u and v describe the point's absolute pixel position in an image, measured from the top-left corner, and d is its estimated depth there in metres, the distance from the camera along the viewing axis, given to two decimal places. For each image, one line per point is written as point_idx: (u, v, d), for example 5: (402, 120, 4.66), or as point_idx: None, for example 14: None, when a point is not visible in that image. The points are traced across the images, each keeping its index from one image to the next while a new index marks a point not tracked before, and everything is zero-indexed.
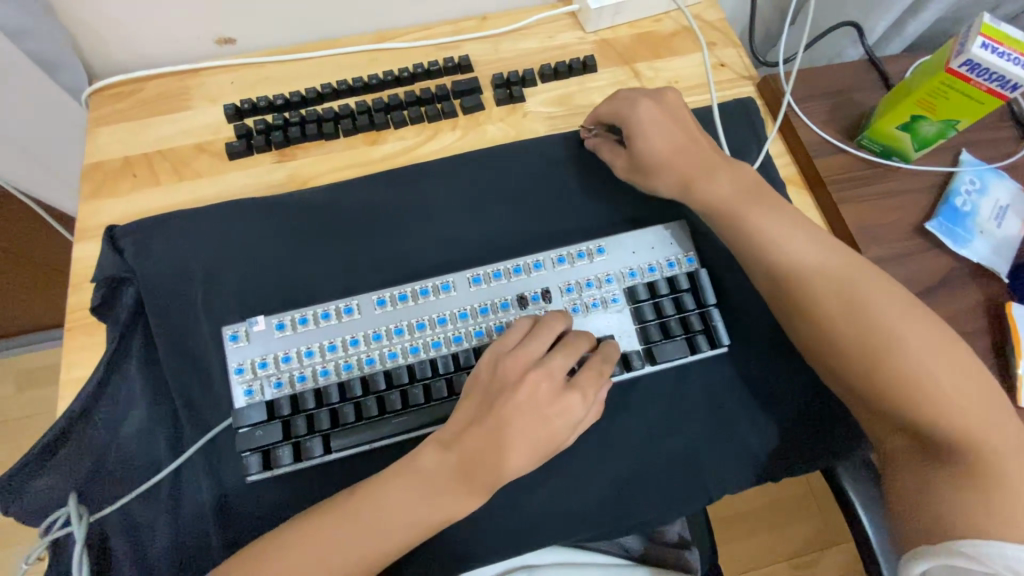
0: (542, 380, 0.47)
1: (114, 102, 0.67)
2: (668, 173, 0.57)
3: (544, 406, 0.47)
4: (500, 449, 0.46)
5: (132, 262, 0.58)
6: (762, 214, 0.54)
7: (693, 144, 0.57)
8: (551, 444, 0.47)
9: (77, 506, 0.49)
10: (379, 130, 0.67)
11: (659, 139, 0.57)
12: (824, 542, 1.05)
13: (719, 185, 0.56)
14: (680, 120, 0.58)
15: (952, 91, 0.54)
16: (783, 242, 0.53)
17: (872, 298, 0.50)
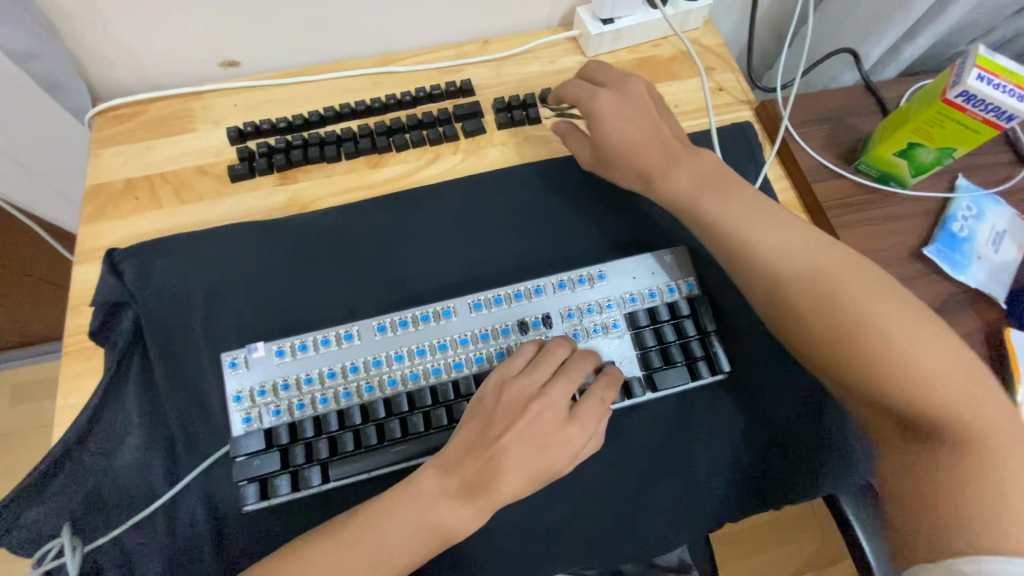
0: (544, 407, 0.47)
1: (117, 124, 0.68)
2: (630, 165, 0.55)
3: (546, 433, 0.46)
4: (502, 477, 0.45)
5: (132, 286, 0.58)
6: (768, 223, 0.50)
7: (653, 127, 0.55)
8: (550, 475, 0.46)
9: (71, 537, 0.48)
10: (381, 153, 0.67)
11: (618, 129, 0.54)
12: (828, 560, 1.03)
13: (681, 174, 0.53)
14: (645, 111, 0.56)
15: (947, 119, 0.55)
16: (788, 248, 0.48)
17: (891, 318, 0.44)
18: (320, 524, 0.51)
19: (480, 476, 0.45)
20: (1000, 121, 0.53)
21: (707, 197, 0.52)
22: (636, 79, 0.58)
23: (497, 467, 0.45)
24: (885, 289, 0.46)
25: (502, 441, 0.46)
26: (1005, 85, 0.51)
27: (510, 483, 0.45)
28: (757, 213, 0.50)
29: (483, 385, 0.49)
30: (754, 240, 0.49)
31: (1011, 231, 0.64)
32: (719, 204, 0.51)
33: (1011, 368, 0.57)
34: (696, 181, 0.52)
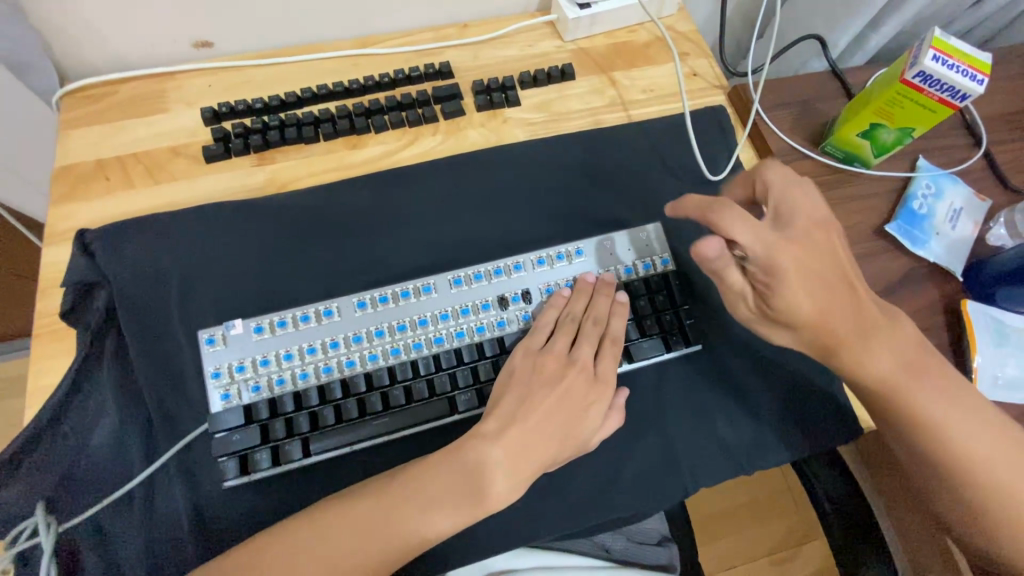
0: (577, 374, 0.52)
1: (86, 104, 0.66)
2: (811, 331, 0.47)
3: (580, 398, 0.51)
4: (552, 447, 0.49)
5: (104, 267, 0.57)
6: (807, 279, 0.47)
7: (834, 274, 0.48)
8: (581, 435, 0.50)
9: (45, 515, 0.48)
10: (359, 134, 0.67)
11: (792, 295, 0.46)
12: (805, 535, 1.07)
13: (808, 292, 0.46)
14: (828, 263, 0.48)
15: (907, 100, 0.58)
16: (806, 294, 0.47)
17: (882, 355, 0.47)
18: (301, 498, 0.51)
19: (522, 449, 0.48)
20: (954, 101, 0.56)
21: (829, 314, 0.47)
22: (788, 210, 0.49)
23: (541, 439, 0.48)
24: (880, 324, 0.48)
25: (545, 414, 0.50)
26: (959, 65, 0.54)
27: (557, 453, 0.49)
28: (862, 338, 0.47)
29: (511, 360, 0.53)
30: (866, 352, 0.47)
31: (968, 209, 0.67)
32: (836, 316, 0.47)
33: (966, 336, 0.60)
34: (820, 298, 0.47)
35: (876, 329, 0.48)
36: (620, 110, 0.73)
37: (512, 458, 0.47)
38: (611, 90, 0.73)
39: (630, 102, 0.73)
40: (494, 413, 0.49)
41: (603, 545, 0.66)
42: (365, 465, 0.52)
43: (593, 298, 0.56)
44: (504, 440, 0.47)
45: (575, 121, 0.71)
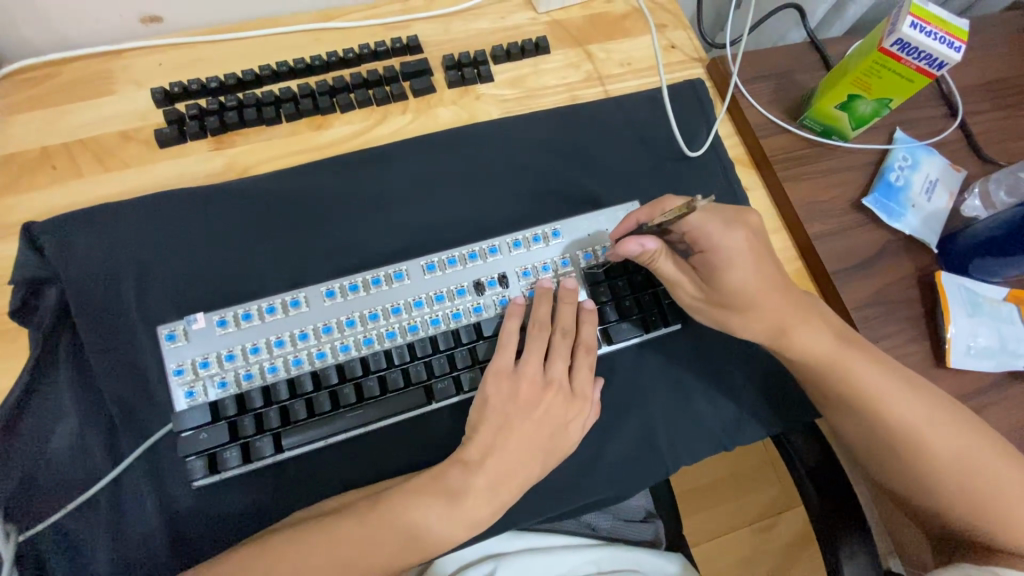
0: (554, 396, 0.51)
1: (24, 87, 0.61)
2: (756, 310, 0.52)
3: (559, 416, 0.51)
4: (538, 467, 0.49)
5: (54, 262, 0.54)
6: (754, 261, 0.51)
7: (772, 259, 0.52)
8: (561, 451, 0.50)
9: (4, 523, 0.45)
10: (324, 114, 0.64)
11: (732, 276, 0.50)
12: (783, 508, 1.10)
13: (749, 272, 0.50)
14: (768, 246, 0.52)
15: (884, 70, 0.57)
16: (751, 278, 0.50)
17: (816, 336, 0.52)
18: (276, 493, 0.50)
19: (505, 474, 0.48)
20: (932, 70, 0.55)
21: (765, 293, 0.51)
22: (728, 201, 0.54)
23: (523, 464, 0.49)
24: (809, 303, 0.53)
25: (527, 439, 0.49)
26: (937, 33, 0.53)
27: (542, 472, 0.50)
28: (804, 318, 0.52)
29: (485, 388, 0.50)
30: (802, 335, 0.52)
31: (943, 180, 0.67)
32: (778, 298, 0.52)
33: (940, 307, 0.61)
34: (765, 276, 0.51)
35: (812, 311, 0.53)
36: (597, 85, 0.70)
37: (499, 480, 0.47)
38: (587, 64, 0.71)
39: (607, 77, 0.71)
40: (472, 443, 0.48)
41: (591, 524, 0.65)
42: (342, 458, 0.51)
43: (558, 307, 0.54)
44: (485, 470, 0.47)
45: (551, 97, 0.69)
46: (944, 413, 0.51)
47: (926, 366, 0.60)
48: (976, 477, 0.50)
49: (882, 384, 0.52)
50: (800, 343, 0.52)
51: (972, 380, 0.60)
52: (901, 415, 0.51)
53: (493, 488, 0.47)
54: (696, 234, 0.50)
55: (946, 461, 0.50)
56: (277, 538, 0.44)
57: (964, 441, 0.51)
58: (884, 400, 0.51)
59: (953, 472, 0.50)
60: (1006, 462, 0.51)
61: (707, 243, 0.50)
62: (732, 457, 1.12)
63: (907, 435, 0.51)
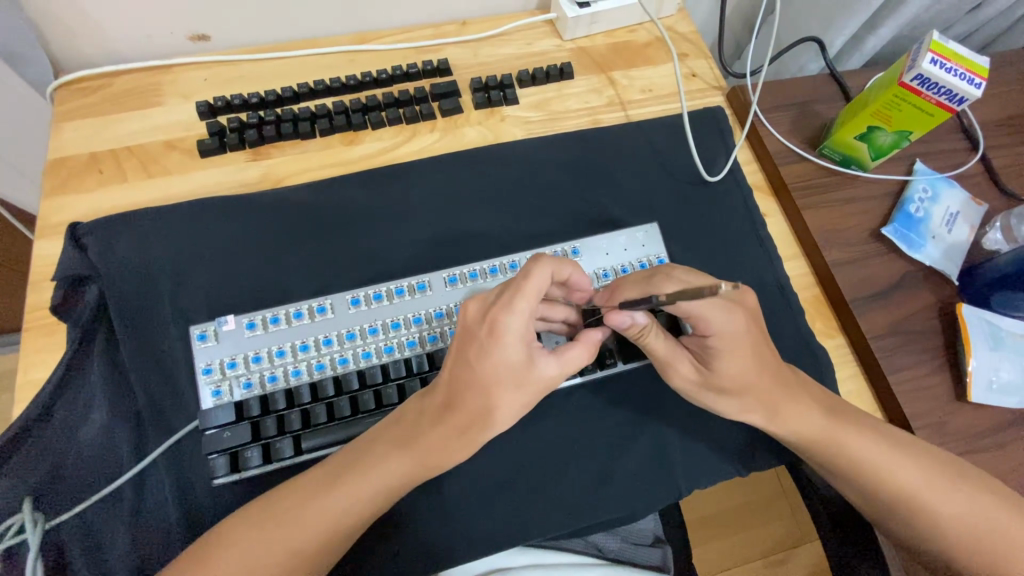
0: (472, 313, 0.43)
1: (80, 96, 0.65)
2: (744, 395, 0.50)
3: (474, 335, 0.42)
4: (504, 390, 0.42)
5: (96, 261, 0.56)
6: (748, 356, 0.48)
7: (765, 343, 0.49)
8: (496, 375, 0.42)
9: (32, 511, 0.47)
10: (356, 130, 0.67)
11: (726, 364, 0.48)
12: (795, 541, 1.07)
13: (743, 362, 0.48)
14: (760, 330, 0.49)
15: (905, 103, 0.57)
16: (735, 367, 0.48)
17: (802, 415, 0.51)
18: None
19: (445, 400, 0.44)
20: (952, 104, 0.56)
21: (760, 383, 0.49)
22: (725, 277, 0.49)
23: (478, 386, 0.42)
24: (795, 382, 0.52)
25: (475, 359, 0.42)
26: (957, 69, 0.54)
27: (508, 400, 0.43)
28: (790, 400, 0.51)
29: None
30: (801, 403, 0.51)
31: (964, 213, 0.67)
32: (768, 382, 0.50)
33: (961, 341, 0.60)
34: (757, 367, 0.49)
35: (799, 389, 0.52)
36: (619, 110, 0.72)
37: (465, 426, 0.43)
38: (610, 89, 0.73)
39: (628, 102, 0.73)
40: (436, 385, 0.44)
41: (597, 544, 0.66)
42: None
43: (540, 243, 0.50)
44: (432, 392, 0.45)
45: (573, 121, 0.71)
46: (931, 458, 0.51)
47: (946, 400, 0.59)
48: (975, 529, 0.49)
49: (872, 445, 0.51)
50: (789, 421, 0.51)
51: (994, 416, 0.59)
52: (895, 476, 0.50)
53: (461, 427, 0.44)
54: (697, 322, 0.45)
55: (942, 513, 0.50)
56: (267, 528, 0.42)
57: (961, 498, 0.50)
58: (878, 464, 0.50)
59: (947, 520, 0.50)
60: (1012, 505, 0.50)
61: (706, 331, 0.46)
62: (743, 486, 1.10)
63: (904, 493, 0.50)
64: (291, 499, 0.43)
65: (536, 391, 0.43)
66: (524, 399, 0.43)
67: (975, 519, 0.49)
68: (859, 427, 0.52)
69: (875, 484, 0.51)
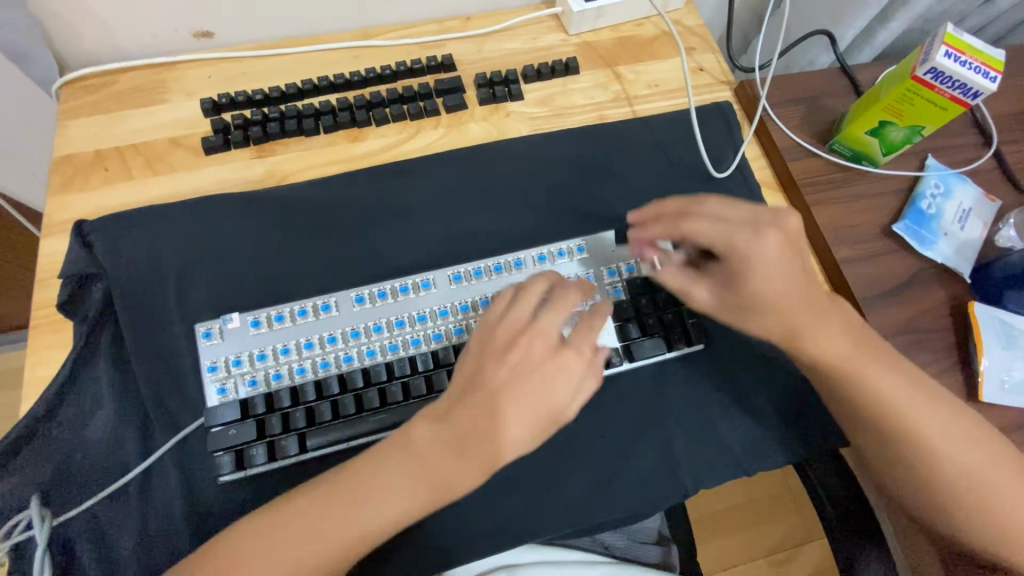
0: (509, 334, 0.45)
1: (85, 94, 0.65)
2: (773, 316, 0.48)
3: (512, 359, 0.44)
4: (496, 392, 0.42)
5: (101, 259, 0.56)
6: (771, 265, 0.47)
7: (799, 265, 0.48)
8: (524, 401, 0.43)
9: (40, 509, 0.47)
10: (361, 127, 0.66)
11: (754, 280, 0.47)
12: (801, 540, 1.06)
13: (771, 276, 0.47)
14: (795, 252, 0.48)
15: (917, 97, 0.56)
16: (759, 261, 0.47)
17: (826, 336, 0.48)
18: None
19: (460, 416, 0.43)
20: (966, 98, 0.55)
21: (793, 302, 0.47)
22: (757, 207, 0.49)
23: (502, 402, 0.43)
24: (824, 307, 0.49)
25: (505, 376, 0.43)
26: (971, 62, 0.53)
27: (526, 423, 0.43)
28: (819, 320, 0.48)
29: (476, 335, 0.46)
30: (830, 328, 0.49)
31: (976, 209, 0.66)
32: (800, 299, 0.48)
33: (973, 339, 0.60)
34: (790, 282, 0.47)
35: (829, 312, 0.49)
36: (625, 105, 0.72)
37: (464, 436, 0.42)
38: (616, 84, 0.72)
39: (634, 97, 0.72)
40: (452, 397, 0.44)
41: (603, 542, 0.65)
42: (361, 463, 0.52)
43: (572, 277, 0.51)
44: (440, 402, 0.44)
45: (578, 116, 0.70)
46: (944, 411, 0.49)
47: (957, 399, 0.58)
48: (1004, 513, 0.48)
49: (925, 418, 0.49)
50: (814, 344, 0.48)
51: (1006, 416, 0.58)
52: (941, 448, 0.48)
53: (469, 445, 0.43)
54: (718, 238, 0.48)
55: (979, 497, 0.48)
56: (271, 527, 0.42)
57: (1001, 481, 0.48)
58: (927, 437, 0.48)
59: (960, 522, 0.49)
60: None
61: (733, 249, 0.47)
62: (748, 484, 1.09)
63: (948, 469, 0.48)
64: (296, 495, 0.43)
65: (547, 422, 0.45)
66: (540, 430, 0.44)
67: (988, 521, 0.49)
68: (913, 395, 0.49)
69: (918, 458, 0.49)
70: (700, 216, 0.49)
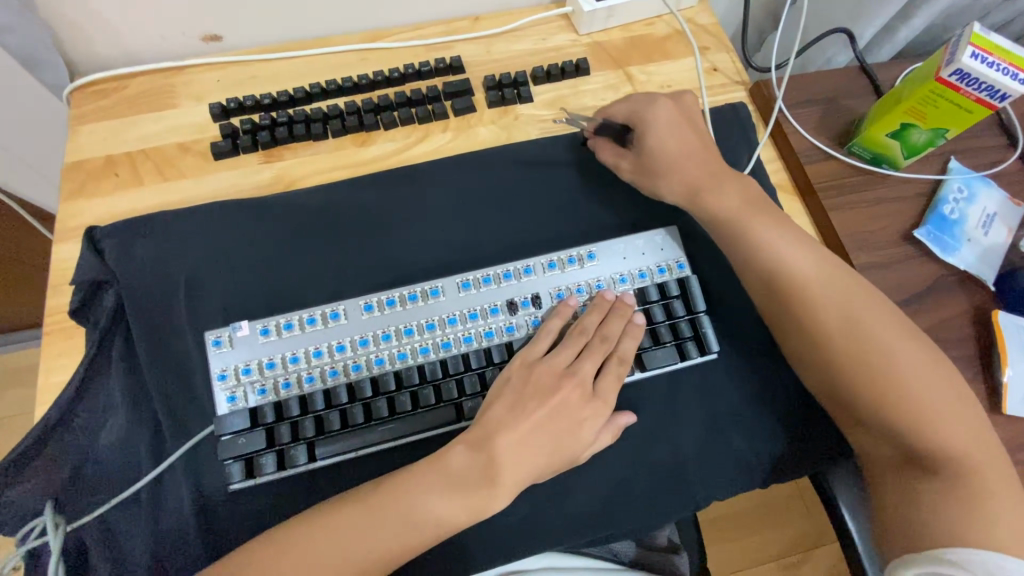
0: (547, 373, 0.52)
1: (96, 99, 0.66)
2: (676, 175, 0.59)
3: (547, 398, 0.51)
4: (509, 424, 0.49)
5: (112, 265, 0.57)
6: (666, 135, 0.60)
7: (695, 139, 0.60)
8: (550, 437, 0.50)
9: (54, 515, 0.48)
10: (368, 131, 0.66)
11: (658, 133, 0.60)
12: (812, 543, 1.05)
13: (670, 137, 0.60)
14: (690, 122, 0.61)
15: (941, 99, 0.54)
16: (657, 131, 0.60)
17: (720, 196, 0.57)
18: (306, 504, 0.51)
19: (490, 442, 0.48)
20: (993, 100, 0.53)
21: (685, 158, 0.59)
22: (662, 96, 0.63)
23: (525, 434, 0.49)
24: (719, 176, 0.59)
25: (534, 410, 0.50)
26: (999, 63, 0.51)
27: (546, 458, 0.49)
28: (713, 183, 0.58)
29: (509, 367, 0.52)
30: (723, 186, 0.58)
31: (1001, 214, 0.64)
32: (694, 165, 0.59)
33: (997, 350, 0.58)
34: (682, 143, 0.60)
35: (724, 178, 0.59)
36: None
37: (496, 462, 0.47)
38: (627, 85, 0.71)
39: None
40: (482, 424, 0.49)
41: (612, 549, 0.64)
42: (370, 472, 0.52)
43: (609, 317, 0.55)
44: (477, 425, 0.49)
45: None
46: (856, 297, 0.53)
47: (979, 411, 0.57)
48: (970, 468, 0.48)
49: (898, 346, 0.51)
50: (709, 199, 0.58)
51: None
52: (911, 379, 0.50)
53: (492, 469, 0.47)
54: (629, 110, 0.62)
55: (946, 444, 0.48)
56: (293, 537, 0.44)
57: (968, 428, 0.49)
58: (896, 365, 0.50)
59: None
60: None
61: (641, 119, 0.61)
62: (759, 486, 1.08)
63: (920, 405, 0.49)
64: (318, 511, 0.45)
65: (569, 462, 0.51)
66: (560, 464, 0.50)
67: None
68: (889, 326, 0.52)
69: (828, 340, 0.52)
70: (619, 104, 0.62)
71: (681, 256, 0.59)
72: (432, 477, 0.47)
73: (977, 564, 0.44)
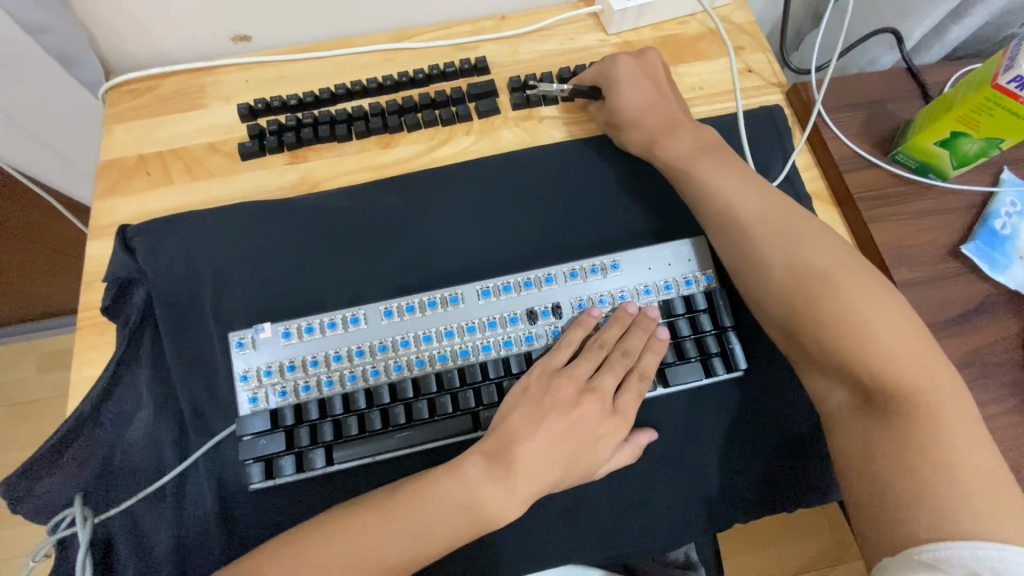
0: (566, 384, 0.51)
1: (130, 98, 0.67)
2: (637, 128, 0.61)
3: (564, 410, 0.50)
4: (526, 435, 0.48)
5: (143, 263, 0.58)
6: (626, 91, 0.61)
7: (654, 91, 0.61)
8: (566, 448, 0.49)
9: (82, 507, 0.49)
10: (392, 133, 0.65)
11: (620, 89, 0.61)
12: (834, 560, 1.02)
13: (631, 92, 0.61)
14: (653, 75, 0.62)
15: (997, 107, 0.51)
16: (616, 88, 0.62)
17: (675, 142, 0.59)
18: (323, 506, 0.51)
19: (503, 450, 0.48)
20: None
21: (645, 111, 0.61)
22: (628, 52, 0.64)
23: (540, 444, 0.48)
24: (678, 126, 0.60)
25: (551, 421, 0.49)
26: None
27: (561, 470, 0.48)
28: (668, 131, 0.60)
29: (528, 376, 0.51)
30: (679, 133, 0.59)
31: None
32: (652, 114, 0.61)
33: None
34: (642, 95, 0.61)
35: (682, 127, 0.60)
36: None
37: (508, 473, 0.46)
38: None
39: None
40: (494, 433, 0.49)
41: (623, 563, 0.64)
42: (386, 478, 0.52)
43: (631, 330, 0.53)
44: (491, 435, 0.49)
45: None
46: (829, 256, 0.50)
47: None
48: (948, 442, 0.42)
49: (864, 299, 0.47)
50: (664, 146, 0.59)
51: None
52: (878, 336, 0.46)
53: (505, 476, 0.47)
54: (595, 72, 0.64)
55: (917, 412, 0.44)
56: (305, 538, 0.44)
57: (952, 404, 0.44)
58: (860, 319, 0.47)
59: None
60: None
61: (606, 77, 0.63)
62: None
63: (884, 364, 0.45)
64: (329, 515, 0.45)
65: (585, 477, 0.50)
66: (577, 478, 0.50)
67: None
68: (858, 280, 0.48)
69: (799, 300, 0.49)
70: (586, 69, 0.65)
71: (710, 267, 0.57)
72: (449, 487, 0.46)
73: (958, 566, 0.38)
